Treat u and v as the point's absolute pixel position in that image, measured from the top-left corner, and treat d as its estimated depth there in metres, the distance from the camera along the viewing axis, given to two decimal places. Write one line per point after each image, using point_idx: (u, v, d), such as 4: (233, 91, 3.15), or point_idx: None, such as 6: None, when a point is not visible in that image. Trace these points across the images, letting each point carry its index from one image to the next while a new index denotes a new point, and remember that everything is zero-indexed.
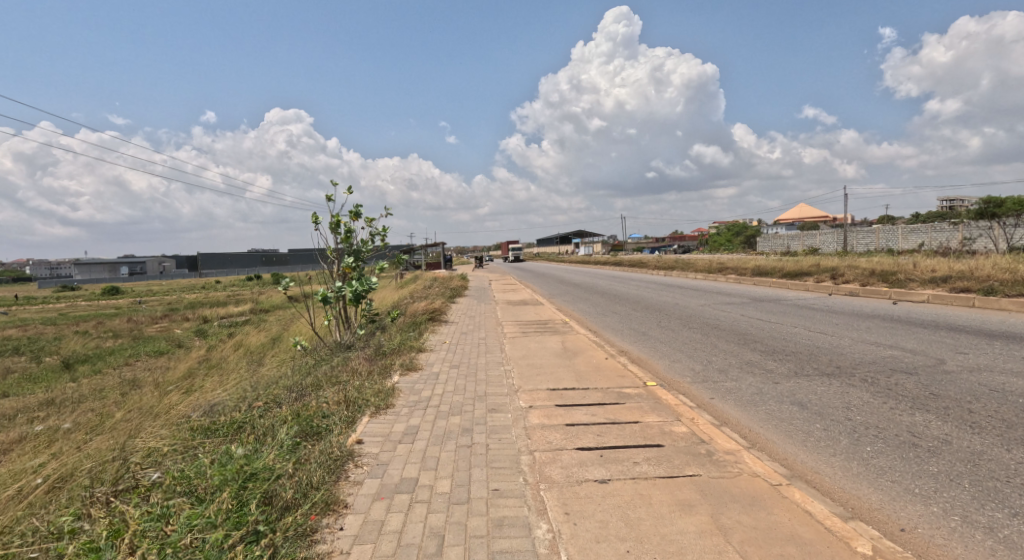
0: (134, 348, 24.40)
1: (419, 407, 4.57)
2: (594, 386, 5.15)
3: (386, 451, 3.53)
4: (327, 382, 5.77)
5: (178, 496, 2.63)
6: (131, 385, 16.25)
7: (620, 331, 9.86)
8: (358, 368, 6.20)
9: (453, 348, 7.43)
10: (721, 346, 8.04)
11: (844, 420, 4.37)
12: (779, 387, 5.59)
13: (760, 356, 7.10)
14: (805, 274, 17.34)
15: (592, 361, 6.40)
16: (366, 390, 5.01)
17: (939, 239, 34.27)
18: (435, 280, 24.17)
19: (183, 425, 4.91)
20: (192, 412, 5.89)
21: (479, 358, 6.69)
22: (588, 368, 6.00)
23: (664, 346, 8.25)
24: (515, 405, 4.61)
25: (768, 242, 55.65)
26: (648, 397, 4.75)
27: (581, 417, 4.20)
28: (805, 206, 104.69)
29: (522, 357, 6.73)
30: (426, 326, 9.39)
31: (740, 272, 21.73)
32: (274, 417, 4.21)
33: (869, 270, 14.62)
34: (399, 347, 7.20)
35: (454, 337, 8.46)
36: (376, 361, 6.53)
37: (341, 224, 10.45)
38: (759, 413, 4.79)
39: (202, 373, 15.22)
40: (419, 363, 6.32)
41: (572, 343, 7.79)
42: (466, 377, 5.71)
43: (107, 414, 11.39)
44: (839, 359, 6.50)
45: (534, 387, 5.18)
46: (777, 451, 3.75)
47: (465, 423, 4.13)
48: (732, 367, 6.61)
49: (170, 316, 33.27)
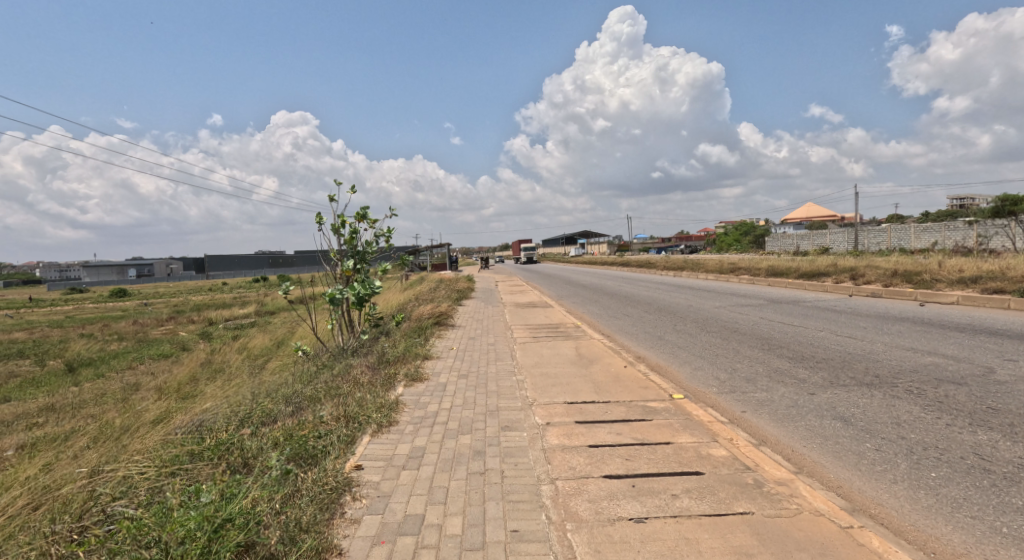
0: (139, 351, 24.17)
1: (425, 424, 4.16)
2: (615, 399, 4.72)
3: (388, 480, 3.12)
4: (327, 395, 5.36)
5: (139, 549, 2.23)
6: (132, 389, 15.96)
7: (635, 336, 9.41)
8: (360, 378, 5.80)
9: (462, 356, 7.01)
10: (745, 351, 7.61)
11: (898, 439, 3.92)
12: (815, 400, 5.14)
13: (789, 363, 6.66)
14: (823, 275, 16.82)
15: (610, 370, 5.97)
16: (368, 404, 4.60)
17: (954, 239, 33.57)
18: (442, 280, 25.29)
19: (170, 443, 4.52)
20: (183, 427, 5.50)
21: (489, 367, 6.28)
22: (606, 378, 5.57)
23: (684, 352, 7.81)
24: (531, 422, 4.20)
25: (778, 242, 54.97)
26: (677, 413, 4.32)
27: (605, 437, 3.77)
28: (813, 206, 103.79)
29: (535, 365, 6.30)
30: (433, 331, 8.98)
31: (753, 272, 21.20)
32: (267, 437, 3.82)
33: (890, 270, 14.11)
34: (405, 354, 6.79)
35: (461, 343, 8.05)
36: (379, 371, 6.14)
37: (345, 225, 10.08)
38: (799, 430, 4.35)
39: (204, 379, 14.88)
40: (426, 373, 5.91)
41: (587, 349, 7.35)
42: (475, 388, 5.29)
43: (105, 422, 11.08)
44: (877, 366, 6.06)
45: (550, 400, 4.76)
46: (830, 479, 3.31)
47: (477, 444, 3.73)
48: (760, 377, 6.16)
49: (176, 319, 33.04)
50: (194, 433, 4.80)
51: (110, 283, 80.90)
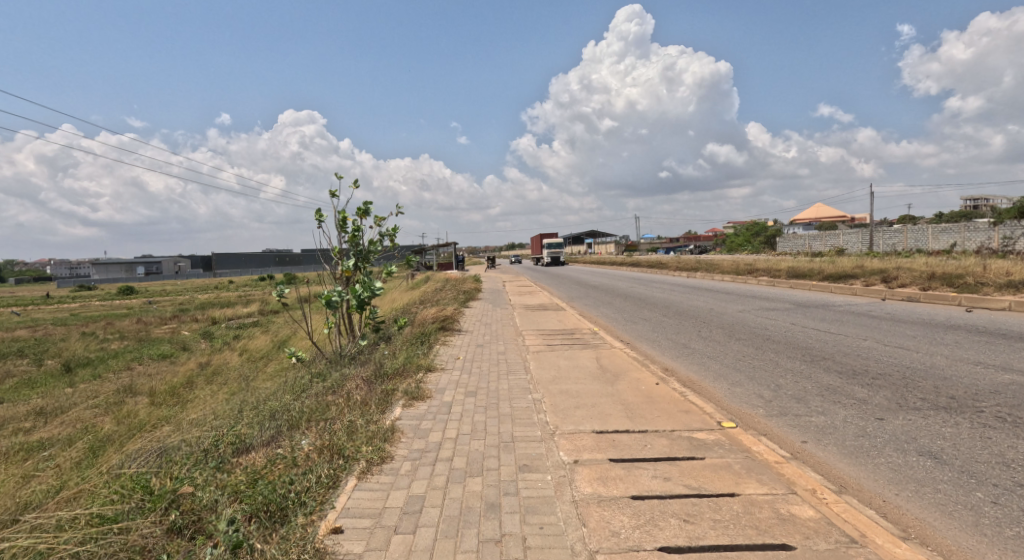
0: (138, 351, 23.52)
1: (426, 462, 3.40)
2: (653, 428, 3.95)
3: (372, 552, 2.40)
4: (315, 418, 4.63)
5: None
6: (126, 392, 15.32)
7: (658, 344, 8.63)
8: (353, 397, 5.05)
9: (470, 367, 6.26)
10: (785, 364, 6.83)
11: (1017, 488, 3.14)
12: (887, 427, 4.35)
13: (842, 380, 5.83)
14: (850, 277, 15.92)
15: (640, 388, 5.19)
16: (358, 433, 3.87)
17: (975, 240, 32.46)
18: (447, 280, 24.56)
19: (118, 483, 3.79)
20: (146, 458, 4.77)
21: (499, 382, 5.50)
22: (638, 399, 4.78)
23: (716, 364, 7.04)
24: (554, 461, 3.42)
25: (790, 242, 53.91)
26: (733, 448, 3.54)
27: (650, 485, 3.00)
28: (823, 207, 102.36)
29: (553, 380, 5.54)
30: (437, 338, 8.22)
31: (772, 273, 20.29)
32: (229, 482, 3.12)
33: (927, 273, 13.22)
34: (405, 366, 6.04)
35: (469, 351, 7.30)
36: (376, 387, 5.37)
37: (347, 221, 9.37)
38: (882, 469, 3.56)
39: (199, 384, 14.17)
40: (429, 390, 5.15)
41: (609, 360, 6.57)
42: (485, 410, 4.53)
43: (91, 431, 10.45)
44: (948, 387, 5.25)
45: (576, 429, 4.01)
46: (953, 551, 2.56)
47: (491, 492, 2.97)
48: (812, 396, 5.37)
49: (179, 317, 32.48)
50: (150, 467, 4.07)
51: (119, 280, 80.88)
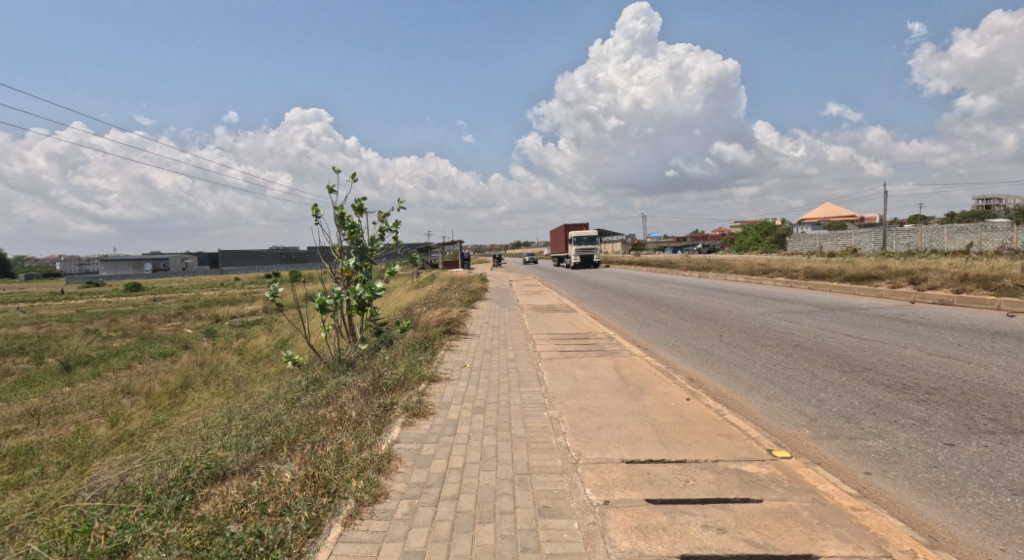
0: (139, 349, 23.16)
1: (426, 502, 2.85)
2: (692, 457, 3.38)
3: None
4: (303, 438, 4.10)
5: None
6: (123, 393, 14.90)
7: (678, 350, 8.09)
8: (347, 413, 4.50)
9: (477, 378, 5.66)
10: (822, 375, 6.24)
11: None
12: (962, 456, 3.76)
13: (892, 395, 5.27)
14: (873, 278, 15.26)
15: (669, 404, 4.62)
16: (348, 462, 3.32)
17: (993, 241, 31.64)
18: (453, 280, 23.02)
19: (67, 518, 3.25)
20: (113, 482, 4.25)
21: (510, 396, 4.93)
22: (669, 418, 4.20)
23: (745, 375, 6.45)
24: (580, 502, 2.85)
25: (799, 242, 53.13)
26: (795, 486, 2.96)
27: (703, 540, 2.43)
28: (831, 207, 101.69)
29: (569, 394, 4.98)
30: (442, 343, 7.65)
31: (788, 273, 19.63)
32: (186, 530, 2.59)
33: (959, 274, 12.58)
34: (406, 377, 5.46)
35: (476, 358, 6.75)
36: (371, 402, 4.79)
37: (346, 218, 8.83)
38: (974, 513, 2.97)
39: (196, 386, 13.67)
40: (431, 405, 4.58)
41: (629, 370, 6.01)
42: (496, 432, 3.97)
43: (81, 436, 10.01)
44: (1019, 405, 4.66)
45: (602, 457, 3.44)
46: None
47: (506, 550, 2.41)
48: (862, 415, 4.80)
49: (182, 314, 32.13)
50: (110, 497, 3.53)
51: (126, 277, 81.04)
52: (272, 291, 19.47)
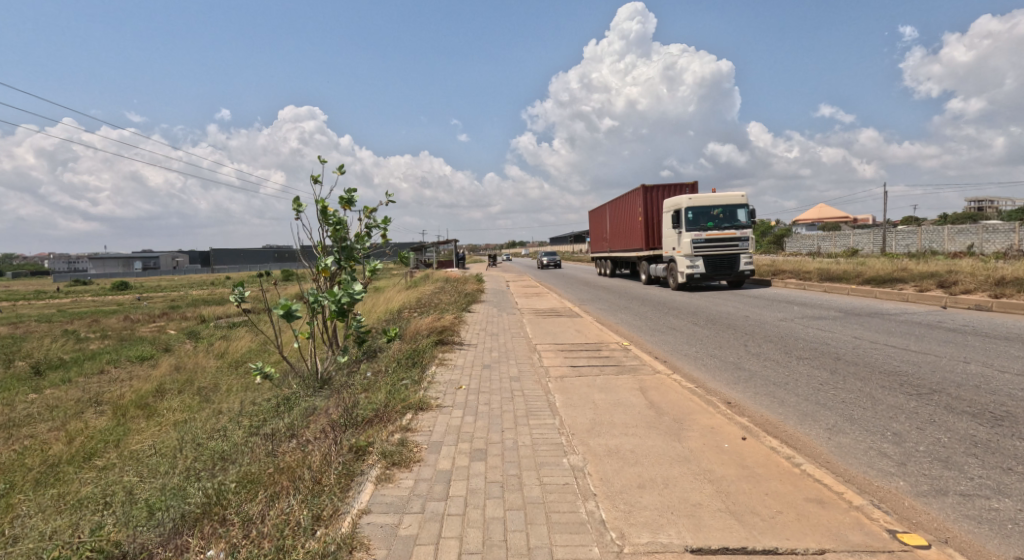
0: (117, 352, 21.86)
1: None
2: (781, 544, 2.39)
3: None
4: (232, 508, 3.03)
5: None
6: (89, 402, 13.73)
7: (703, 363, 7.12)
8: (304, 463, 3.47)
9: (476, 406, 4.58)
10: (886, 399, 5.23)
11: None
12: None
13: (986, 428, 4.31)
14: (894, 280, 14.36)
15: (722, 445, 3.62)
16: (289, 554, 2.32)
17: (995, 242, 31.00)
18: (447, 280, 22.21)
19: None
20: None
21: (518, 432, 3.90)
22: (730, 471, 3.19)
23: (792, 398, 5.43)
24: None
25: (796, 242, 52.45)
26: None
27: None
28: (826, 208, 101.48)
29: (592, 430, 3.96)
30: (433, 357, 6.57)
31: (797, 275, 18.79)
32: None
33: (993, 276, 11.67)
34: (385, 408, 4.38)
35: (475, 376, 5.73)
36: (340, 440, 3.78)
37: (330, 212, 7.76)
38: None
39: (166, 396, 12.53)
40: (416, 448, 3.57)
41: (658, 393, 5.01)
42: (503, 494, 2.94)
43: (28, 454, 8.91)
44: None
45: (655, 544, 2.43)
46: None
47: None
48: (960, 457, 3.83)
49: (167, 315, 30.87)
50: None
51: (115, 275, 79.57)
52: (240, 295, 18.01)
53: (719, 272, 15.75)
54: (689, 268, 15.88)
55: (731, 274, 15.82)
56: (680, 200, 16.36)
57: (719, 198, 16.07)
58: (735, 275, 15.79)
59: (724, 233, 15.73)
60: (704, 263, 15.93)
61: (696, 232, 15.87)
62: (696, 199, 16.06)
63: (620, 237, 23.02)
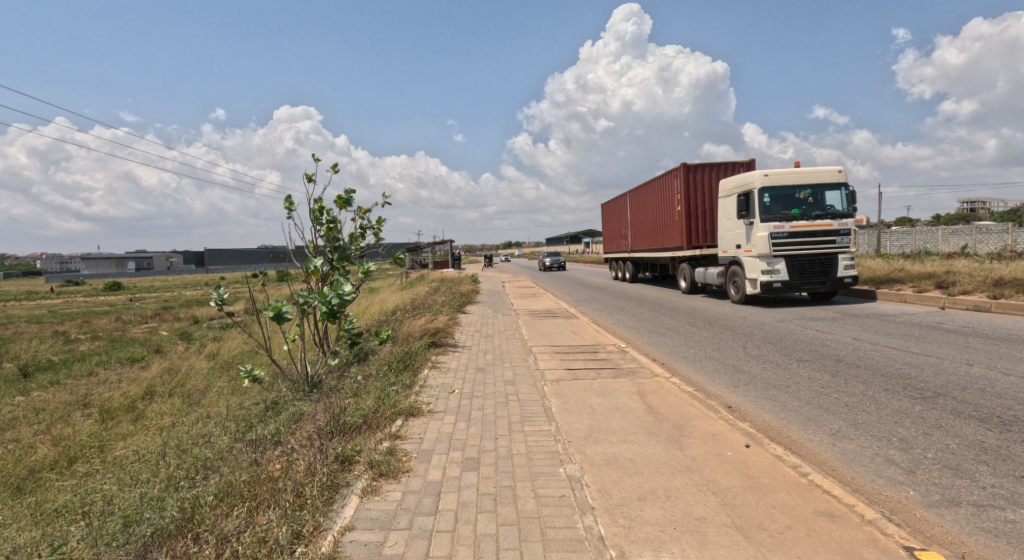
0: (108, 353, 21.59)
1: None
2: None
3: None
4: (209, 525, 2.87)
5: None
6: (78, 405, 13.50)
7: (701, 365, 6.98)
8: (287, 474, 3.31)
9: (469, 412, 4.41)
10: (890, 403, 5.10)
11: None
12: None
13: (995, 434, 4.19)
14: (892, 281, 14.27)
15: (724, 452, 3.48)
16: None
17: (989, 243, 31.09)
18: (443, 280, 22.46)
19: None
20: None
21: (513, 439, 3.75)
22: (734, 482, 3.04)
23: (793, 402, 5.29)
24: None
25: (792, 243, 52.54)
26: None
27: None
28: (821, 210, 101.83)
29: (589, 437, 3.81)
30: (426, 360, 6.41)
31: None
32: None
33: (991, 277, 11.59)
34: (374, 414, 4.21)
35: (469, 379, 5.58)
36: (326, 449, 3.63)
37: (322, 211, 7.59)
38: None
39: (156, 399, 12.32)
40: (406, 457, 3.43)
41: (657, 398, 4.87)
42: (496, 507, 2.79)
43: (12, 458, 8.71)
44: None
45: None
46: None
47: None
48: (970, 464, 3.70)
49: (160, 315, 30.55)
50: None
51: (108, 276, 79.03)
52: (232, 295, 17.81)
53: (809, 279, 11.25)
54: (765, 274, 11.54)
55: (825, 281, 11.34)
56: (750, 177, 12.02)
57: (807, 175, 11.61)
58: (829, 283, 11.30)
59: (814, 224, 11.26)
60: (787, 265, 11.37)
61: (776, 221, 11.42)
62: (775, 175, 11.63)
63: (643, 232, 19.40)
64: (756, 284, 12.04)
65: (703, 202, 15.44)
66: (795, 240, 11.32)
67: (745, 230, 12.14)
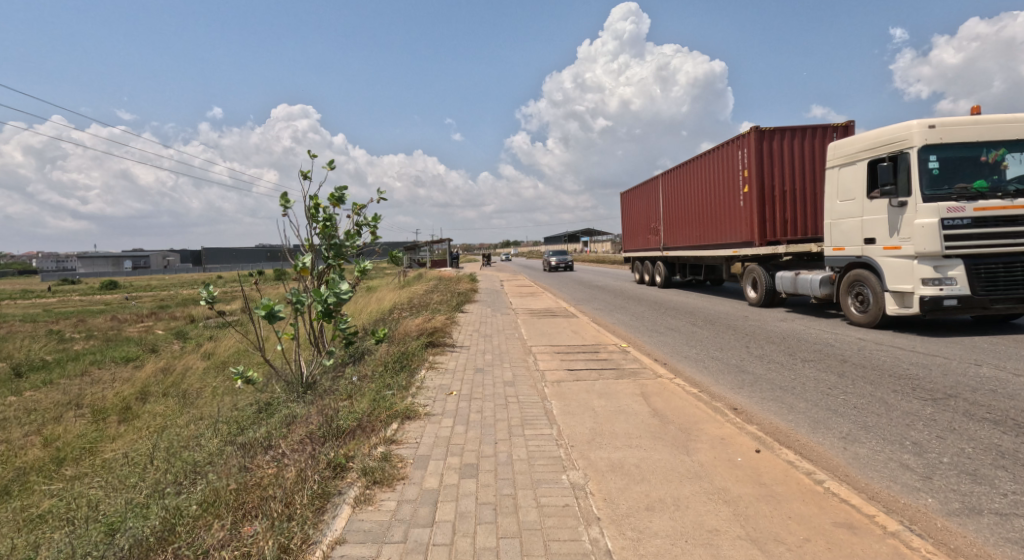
0: (102, 353, 21.36)
1: None
2: None
3: None
4: (191, 538, 2.70)
5: None
6: (70, 405, 13.31)
7: (704, 366, 6.83)
8: (276, 483, 3.14)
9: (467, 415, 4.26)
10: (900, 405, 4.96)
11: None
12: None
13: (1011, 437, 4.05)
14: None
15: (734, 458, 3.33)
16: None
17: None
18: (441, 280, 21.34)
19: None
20: None
21: (514, 444, 3.58)
22: (747, 490, 2.89)
23: (801, 403, 5.14)
24: None
25: None
26: None
27: None
28: None
29: (593, 441, 3.66)
30: (423, 360, 6.25)
31: None
32: None
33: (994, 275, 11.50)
34: (368, 417, 4.05)
35: (467, 380, 5.42)
36: (318, 455, 3.47)
37: (318, 209, 7.43)
38: None
39: (149, 399, 12.14)
40: (402, 464, 3.28)
41: (661, 400, 4.72)
42: (496, 519, 2.63)
43: (2, 459, 8.52)
44: None
45: None
46: None
47: None
48: (987, 468, 3.56)
49: (155, 315, 30.30)
50: None
51: (104, 275, 78.59)
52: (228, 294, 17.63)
53: (1000, 295, 7.28)
54: (930, 284, 7.41)
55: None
56: (901, 132, 7.88)
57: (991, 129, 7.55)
58: None
59: (1009, 206, 7.21)
60: (967, 272, 7.28)
61: (951, 200, 7.35)
62: (942, 130, 7.56)
63: (717, 215, 13.57)
64: (903, 297, 7.93)
65: (777, 179, 11.58)
66: (983, 231, 7.22)
67: (888, 215, 7.99)
